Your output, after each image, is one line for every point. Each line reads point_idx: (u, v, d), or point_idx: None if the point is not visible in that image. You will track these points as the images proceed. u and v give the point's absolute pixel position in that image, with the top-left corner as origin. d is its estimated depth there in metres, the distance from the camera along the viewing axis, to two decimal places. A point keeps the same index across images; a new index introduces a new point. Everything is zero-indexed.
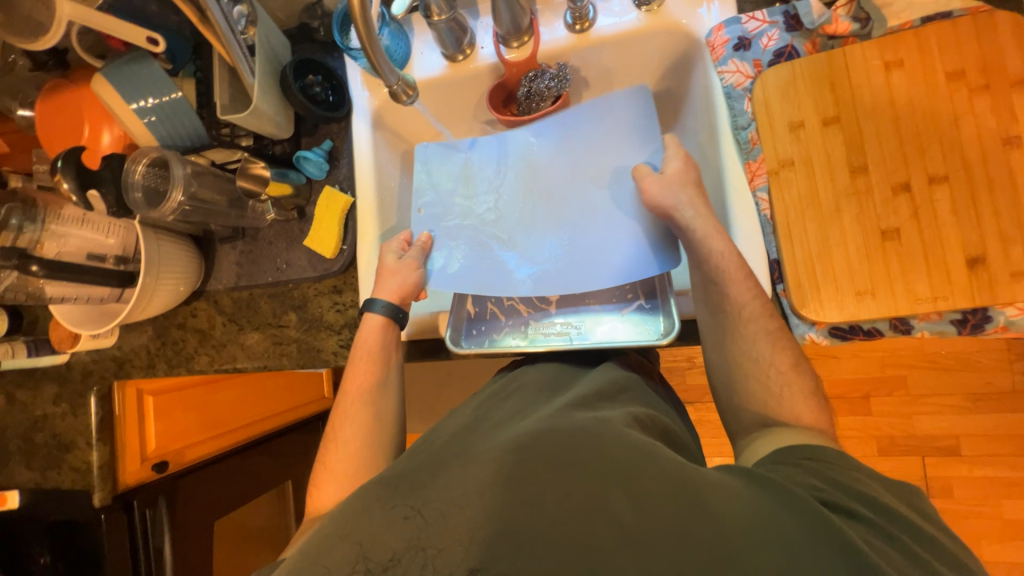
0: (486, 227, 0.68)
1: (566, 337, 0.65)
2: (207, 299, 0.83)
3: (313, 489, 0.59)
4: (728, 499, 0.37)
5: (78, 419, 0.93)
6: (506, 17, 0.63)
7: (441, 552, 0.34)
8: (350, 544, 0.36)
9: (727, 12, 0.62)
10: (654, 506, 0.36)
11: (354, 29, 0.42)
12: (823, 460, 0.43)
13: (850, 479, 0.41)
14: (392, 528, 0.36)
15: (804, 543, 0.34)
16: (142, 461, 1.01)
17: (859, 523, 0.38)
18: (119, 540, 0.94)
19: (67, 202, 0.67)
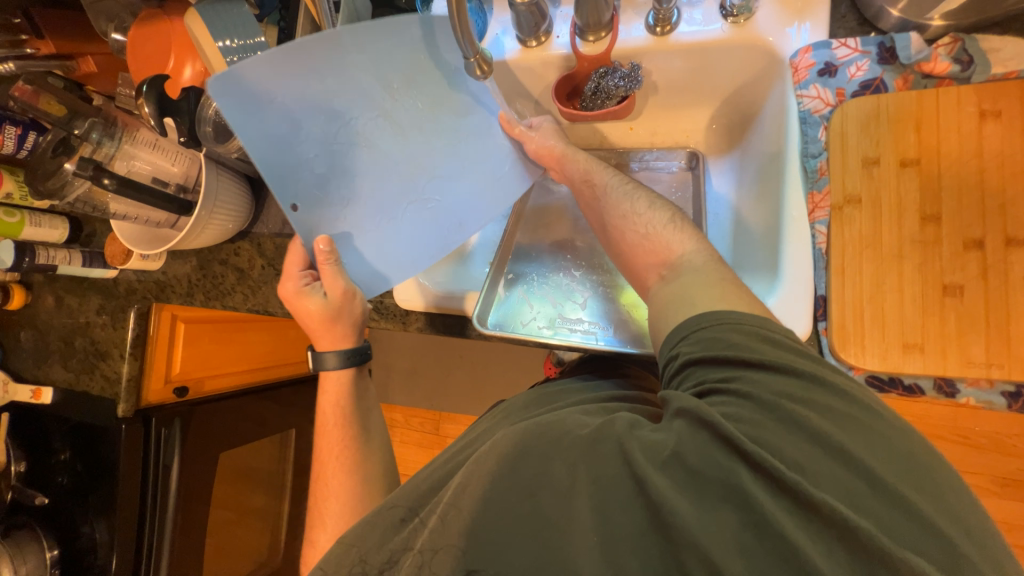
0: (404, 190, 0.61)
1: (588, 336, 0.67)
2: (251, 240, 0.86)
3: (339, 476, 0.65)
4: (636, 440, 0.41)
5: (116, 331, 0.99)
6: (587, 9, 0.62)
7: (437, 554, 0.42)
8: (357, 558, 0.46)
9: (818, 34, 0.59)
10: (586, 488, 0.40)
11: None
12: (739, 364, 0.43)
13: (757, 372, 0.42)
14: (398, 539, 0.46)
15: (706, 458, 0.38)
16: (166, 382, 1.07)
17: (773, 422, 0.39)
18: (133, 451, 0.98)
19: (143, 126, 0.70)
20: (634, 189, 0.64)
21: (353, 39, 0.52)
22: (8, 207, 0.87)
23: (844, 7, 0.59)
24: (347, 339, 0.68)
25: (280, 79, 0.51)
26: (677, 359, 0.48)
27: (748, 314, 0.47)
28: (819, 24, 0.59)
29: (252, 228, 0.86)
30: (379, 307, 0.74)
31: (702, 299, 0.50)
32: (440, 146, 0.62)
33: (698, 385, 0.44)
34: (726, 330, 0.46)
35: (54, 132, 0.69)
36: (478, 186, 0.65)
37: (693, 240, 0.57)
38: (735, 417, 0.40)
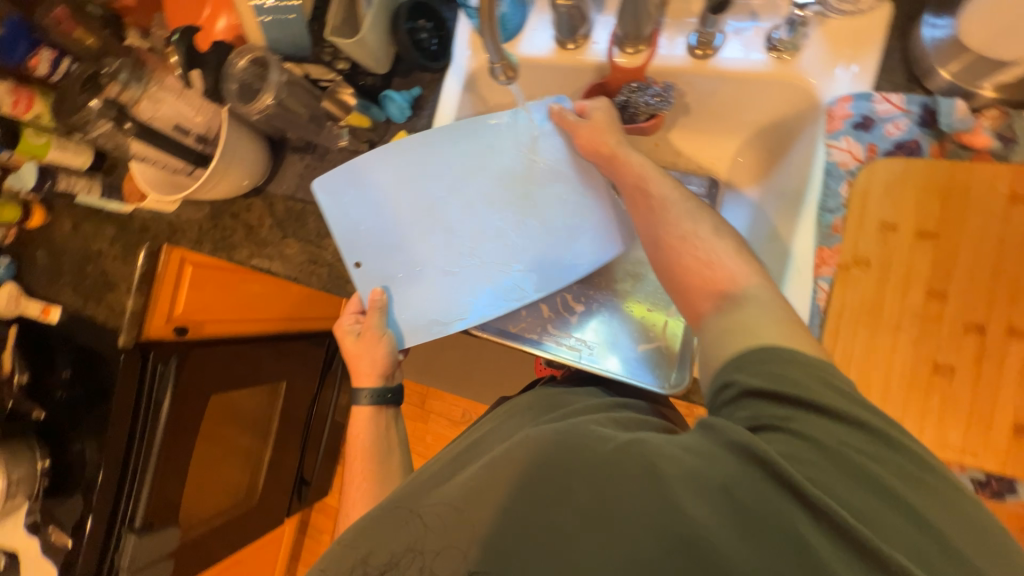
0: (465, 249, 0.68)
1: (576, 353, 0.66)
2: (263, 198, 0.87)
3: (355, 470, 0.71)
4: (675, 464, 0.40)
5: (127, 265, 1.02)
6: (629, 19, 0.60)
7: (439, 556, 0.43)
8: (358, 556, 0.47)
9: (860, 85, 0.56)
10: (618, 505, 0.39)
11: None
12: (799, 395, 0.41)
13: (824, 401, 0.41)
14: (399, 536, 0.46)
15: (770, 501, 0.37)
16: (167, 320, 1.12)
17: (841, 465, 0.38)
18: (129, 381, 1.02)
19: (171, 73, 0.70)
20: (696, 207, 0.58)
21: (423, 143, 0.70)
22: (36, 129, 0.89)
23: (896, 59, 0.56)
24: (375, 380, 0.71)
25: (366, 171, 0.70)
26: (730, 389, 0.45)
27: (813, 353, 0.44)
28: (866, 69, 0.56)
29: (266, 186, 0.86)
30: None
31: (768, 335, 0.46)
32: (497, 208, 0.69)
33: (751, 418, 0.42)
34: (784, 362, 0.43)
35: (82, 69, 0.70)
36: (534, 243, 0.68)
37: (760, 276, 0.52)
38: (791, 457, 0.39)
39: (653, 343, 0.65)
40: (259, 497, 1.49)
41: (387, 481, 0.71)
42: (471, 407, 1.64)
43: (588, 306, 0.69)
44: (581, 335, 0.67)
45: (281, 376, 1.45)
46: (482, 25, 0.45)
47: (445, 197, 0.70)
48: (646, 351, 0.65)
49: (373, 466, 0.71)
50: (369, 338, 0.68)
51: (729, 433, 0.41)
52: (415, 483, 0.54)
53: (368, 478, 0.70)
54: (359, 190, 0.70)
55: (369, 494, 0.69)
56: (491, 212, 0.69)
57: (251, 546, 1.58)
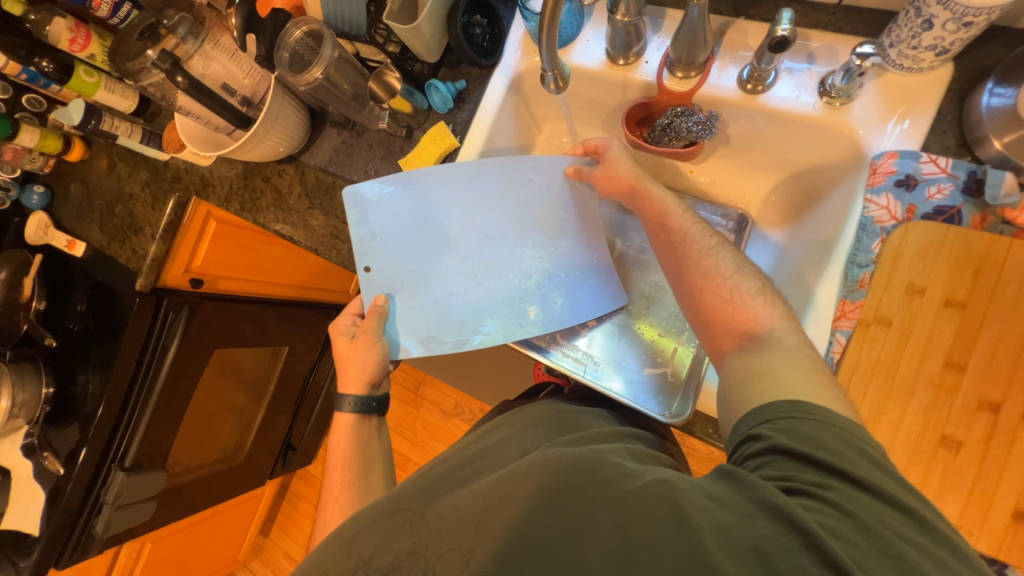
0: (471, 280, 0.70)
1: (580, 366, 0.67)
2: (296, 166, 0.88)
3: (339, 462, 0.72)
4: (701, 511, 0.41)
5: (154, 211, 1.04)
6: (683, 44, 0.60)
7: (442, 557, 0.45)
8: (354, 559, 0.48)
9: (908, 142, 0.55)
10: (637, 542, 0.41)
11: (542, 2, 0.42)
12: (833, 462, 0.42)
13: (859, 473, 0.41)
14: (406, 535, 0.48)
15: (794, 565, 0.37)
16: (185, 271, 1.13)
17: (874, 542, 0.38)
18: (140, 324, 1.04)
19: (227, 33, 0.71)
20: (719, 245, 0.58)
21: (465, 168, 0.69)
22: (88, 68, 0.91)
23: (949, 121, 0.55)
24: (361, 387, 0.72)
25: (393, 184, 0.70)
26: (756, 442, 0.46)
27: (845, 416, 0.45)
28: (918, 126, 0.55)
29: (301, 155, 0.87)
30: None
31: (797, 386, 0.47)
32: (518, 248, 0.71)
33: (783, 479, 0.43)
34: (815, 424, 0.44)
35: (142, 17, 0.71)
36: (537, 286, 0.69)
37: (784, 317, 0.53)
38: (825, 526, 0.39)
39: (658, 370, 0.65)
40: (245, 455, 1.51)
41: (374, 465, 0.72)
42: (464, 401, 1.65)
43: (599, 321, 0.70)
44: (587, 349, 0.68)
45: (284, 341, 1.48)
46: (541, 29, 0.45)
47: (464, 226, 0.71)
48: (650, 376, 0.65)
49: (360, 454, 0.73)
50: (364, 342, 0.69)
51: (759, 488, 0.42)
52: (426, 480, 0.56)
53: (356, 460, 0.71)
54: (400, 196, 0.69)
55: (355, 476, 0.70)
56: (504, 250, 0.70)
57: (231, 502, 1.61)
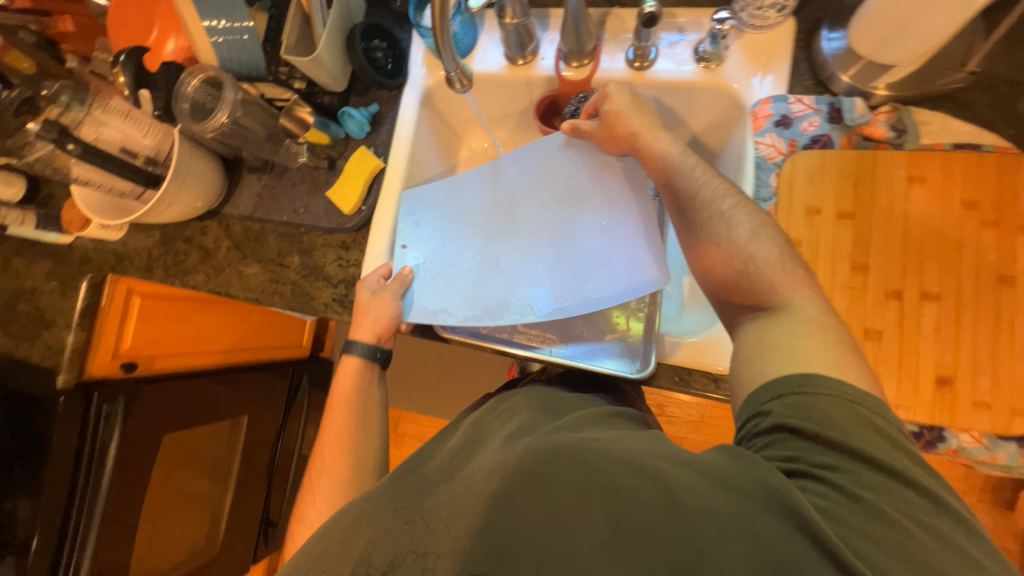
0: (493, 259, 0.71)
1: (545, 348, 0.68)
2: (219, 221, 0.85)
3: (324, 472, 0.67)
4: (695, 493, 0.42)
5: (65, 300, 0.95)
6: (572, 36, 0.65)
7: (440, 557, 0.42)
8: (353, 552, 0.45)
9: (778, 88, 0.63)
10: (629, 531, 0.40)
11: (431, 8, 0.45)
12: (835, 434, 0.42)
13: (862, 445, 0.41)
14: (396, 534, 0.45)
15: (789, 547, 0.38)
16: (113, 357, 1.03)
17: (871, 518, 0.39)
18: (70, 426, 0.93)
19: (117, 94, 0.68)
20: (733, 207, 0.55)
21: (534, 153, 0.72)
22: None
23: (803, 67, 0.64)
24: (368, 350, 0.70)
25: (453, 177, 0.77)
26: (764, 419, 0.46)
27: (858, 389, 0.44)
28: (780, 78, 0.63)
29: (222, 208, 0.84)
30: (343, 301, 0.77)
31: (807, 353, 0.46)
32: (549, 228, 0.71)
33: (789, 458, 0.43)
34: (826, 400, 0.44)
35: (16, 91, 0.66)
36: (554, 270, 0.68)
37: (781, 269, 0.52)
38: (822, 508, 0.40)
39: (619, 334, 0.67)
40: (220, 546, 1.38)
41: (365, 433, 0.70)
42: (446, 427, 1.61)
43: None
44: (549, 327, 0.69)
45: (243, 410, 1.39)
46: (438, 36, 0.48)
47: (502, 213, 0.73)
48: (612, 342, 0.67)
49: (355, 409, 0.70)
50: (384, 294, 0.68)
51: (763, 472, 0.42)
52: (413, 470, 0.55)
53: (352, 421, 0.70)
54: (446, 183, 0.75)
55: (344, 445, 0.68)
56: (539, 233, 0.71)
57: None
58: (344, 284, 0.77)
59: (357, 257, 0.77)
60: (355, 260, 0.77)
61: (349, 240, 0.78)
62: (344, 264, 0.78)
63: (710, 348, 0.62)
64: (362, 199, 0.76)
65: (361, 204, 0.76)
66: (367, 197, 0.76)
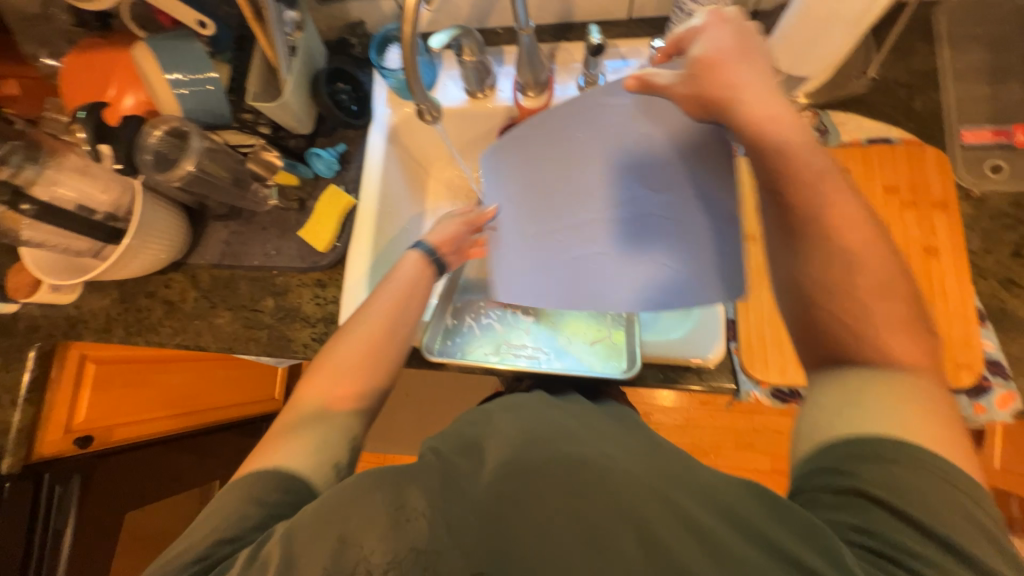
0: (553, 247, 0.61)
1: (533, 360, 0.69)
2: (184, 272, 0.83)
3: (343, 366, 0.57)
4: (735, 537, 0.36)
5: (7, 375, 0.87)
6: (527, 69, 0.70)
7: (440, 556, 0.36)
8: (331, 539, 0.36)
9: None
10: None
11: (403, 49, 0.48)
12: (912, 509, 0.34)
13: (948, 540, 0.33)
14: (384, 535, 0.36)
15: None
16: (66, 432, 0.94)
17: None
18: (20, 514, 0.86)
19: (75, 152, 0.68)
20: (842, 192, 0.44)
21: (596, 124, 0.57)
22: None
23: None
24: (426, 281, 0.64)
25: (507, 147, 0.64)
26: (839, 477, 0.38)
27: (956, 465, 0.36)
28: None
29: (187, 259, 0.82)
30: (324, 339, 0.76)
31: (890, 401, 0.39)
32: (623, 210, 0.58)
33: (862, 530, 0.35)
34: (917, 471, 0.36)
35: None
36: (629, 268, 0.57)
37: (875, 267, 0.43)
38: None
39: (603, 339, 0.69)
40: None
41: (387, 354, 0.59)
42: None
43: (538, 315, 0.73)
44: (534, 340, 0.71)
45: (212, 475, 1.31)
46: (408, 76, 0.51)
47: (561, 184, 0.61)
48: (598, 347, 0.68)
49: (399, 297, 0.61)
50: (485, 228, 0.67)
51: (821, 536, 0.35)
52: (436, 444, 0.46)
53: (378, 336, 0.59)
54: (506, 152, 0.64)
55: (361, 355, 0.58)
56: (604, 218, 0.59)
57: None
58: (323, 322, 0.76)
59: (335, 293, 0.77)
60: (333, 296, 0.77)
61: (325, 277, 0.77)
62: (321, 301, 0.77)
63: (691, 342, 0.64)
64: (336, 236, 0.77)
65: (336, 241, 0.77)
66: (341, 234, 0.77)
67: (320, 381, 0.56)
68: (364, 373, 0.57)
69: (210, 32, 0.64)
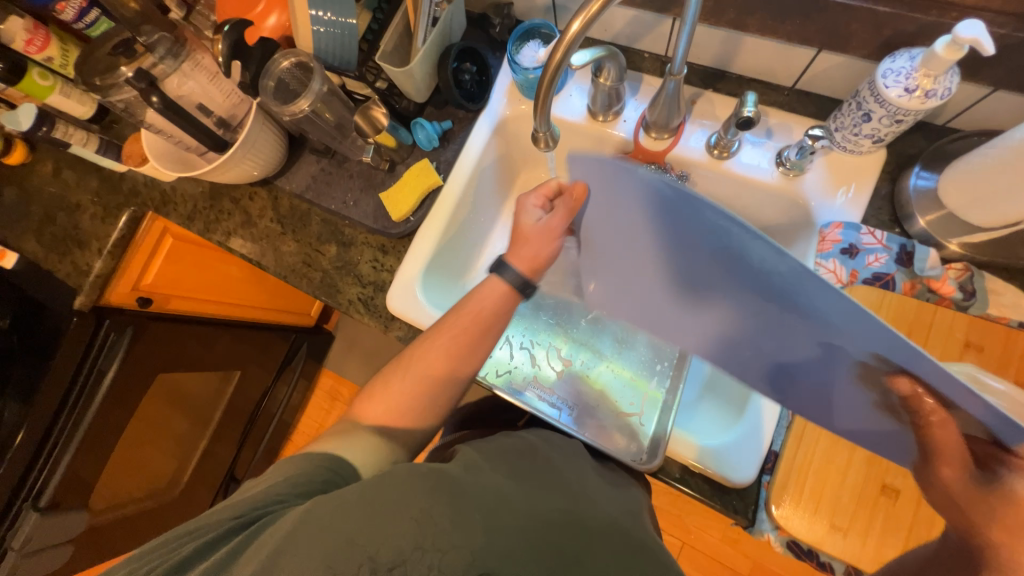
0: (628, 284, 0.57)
1: (556, 411, 0.67)
2: (268, 191, 0.86)
3: (396, 386, 0.60)
4: None
5: (103, 226, 0.97)
6: (662, 111, 0.64)
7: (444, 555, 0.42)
8: (359, 552, 0.43)
9: (852, 212, 0.62)
10: None
11: (541, 76, 0.45)
12: None
13: None
14: (400, 530, 0.44)
15: None
16: (133, 289, 1.05)
17: None
18: (77, 347, 0.95)
19: (210, 55, 0.70)
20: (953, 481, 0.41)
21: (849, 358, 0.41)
22: (43, 71, 0.89)
23: (883, 198, 0.63)
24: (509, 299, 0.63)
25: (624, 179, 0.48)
26: None
27: None
28: (860, 197, 0.62)
29: (275, 180, 0.85)
30: (368, 303, 0.77)
31: None
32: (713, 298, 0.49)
33: None
34: None
35: (117, 28, 0.68)
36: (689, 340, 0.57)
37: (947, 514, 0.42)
38: None
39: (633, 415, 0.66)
40: (182, 488, 1.35)
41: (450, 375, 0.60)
42: None
43: (575, 364, 0.72)
44: (563, 388, 0.69)
45: (237, 366, 1.40)
46: (537, 98, 0.48)
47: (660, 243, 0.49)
48: (621, 421, 0.65)
49: (462, 334, 0.60)
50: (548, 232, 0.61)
51: None
52: (493, 461, 0.53)
53: (444, 358, 0.60)
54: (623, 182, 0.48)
55: (422, 375, 0.60)
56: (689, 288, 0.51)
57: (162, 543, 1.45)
58: (373, 287, 0.78)
59: (392, 264, 0.78)
60: (390, 266, 0.78)
61: (389, 245, 0.78)
62: (378, 267, 0.78)
63: (721, 458, 0.59)
64: (412, 211, 0.76)
65: (410, 215, 0.76)
66: (417, 210, 0.76)
67: (385, 393, 0.60)
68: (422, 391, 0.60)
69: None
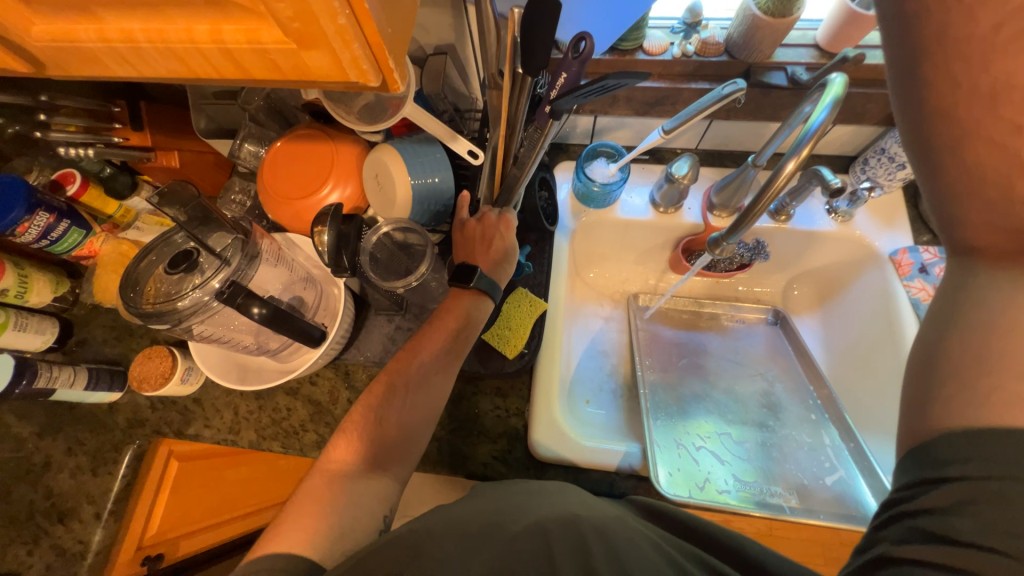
0: None
1: (779, 507, 0.61)
2: (335, 368, 0.75)
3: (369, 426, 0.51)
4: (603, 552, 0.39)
5: (95, 481, 0.74)
6: (727, 196, 0.74)
7: None
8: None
9: (906, 240, 0.75)
10: None
11: (758, 197, 0.55)
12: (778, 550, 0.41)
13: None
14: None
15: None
16: (136, 550, 0.75)
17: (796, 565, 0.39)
18: None
19: (264, 235, 0.62)
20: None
21: None
22: None
23: (918, 222, 0.77)
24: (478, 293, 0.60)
25: None
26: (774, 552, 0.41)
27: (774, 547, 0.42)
28: (903, 231, 0.76)
29: (343, 353, 0.75)
30: (506, 459, 0.68)
31: None
32: None
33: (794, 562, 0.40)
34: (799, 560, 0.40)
35: (164, 241, 0.60)
36: None
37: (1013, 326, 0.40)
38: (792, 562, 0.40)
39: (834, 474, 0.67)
40: None
41: (410, 406, 0.53)
42: None
43: (748, 445, 0.72)
44: (767, 478, 0.67)
45: None
46: (736, 219, 0.60)
47: None
48: (835, 486, 0.65)
49: (422, 382, 0.54)
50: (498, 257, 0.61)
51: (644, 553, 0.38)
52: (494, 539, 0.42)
53: (391, 378, 0.54)
54: None
55: (370, 401, 0.52)
56: None
57: None
58: (505, 439, 0.69)
59: (518, 405, 0.71)
60: (516, 408, 0.71)
61: (507, 386, 0.72)
62: (503, 414, 0.71)
63: None
64: (524, 343, 0.72)
65: (523, 347, 0.72)
66: (531, 340, 0.72)
67: (353, 438, 0.51)
68: (378, 422, 0.52)
69: (476, 159, 0.64)
